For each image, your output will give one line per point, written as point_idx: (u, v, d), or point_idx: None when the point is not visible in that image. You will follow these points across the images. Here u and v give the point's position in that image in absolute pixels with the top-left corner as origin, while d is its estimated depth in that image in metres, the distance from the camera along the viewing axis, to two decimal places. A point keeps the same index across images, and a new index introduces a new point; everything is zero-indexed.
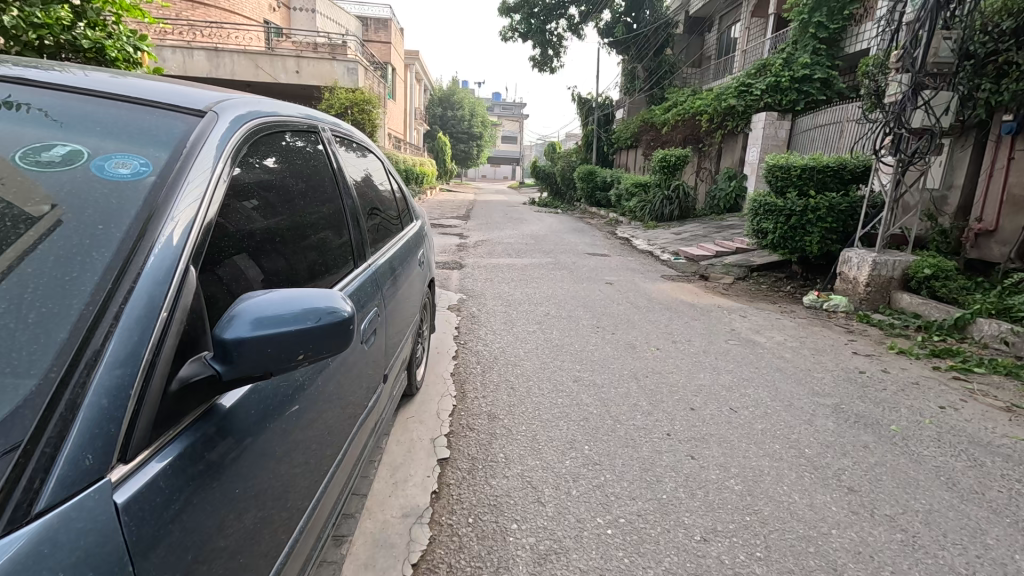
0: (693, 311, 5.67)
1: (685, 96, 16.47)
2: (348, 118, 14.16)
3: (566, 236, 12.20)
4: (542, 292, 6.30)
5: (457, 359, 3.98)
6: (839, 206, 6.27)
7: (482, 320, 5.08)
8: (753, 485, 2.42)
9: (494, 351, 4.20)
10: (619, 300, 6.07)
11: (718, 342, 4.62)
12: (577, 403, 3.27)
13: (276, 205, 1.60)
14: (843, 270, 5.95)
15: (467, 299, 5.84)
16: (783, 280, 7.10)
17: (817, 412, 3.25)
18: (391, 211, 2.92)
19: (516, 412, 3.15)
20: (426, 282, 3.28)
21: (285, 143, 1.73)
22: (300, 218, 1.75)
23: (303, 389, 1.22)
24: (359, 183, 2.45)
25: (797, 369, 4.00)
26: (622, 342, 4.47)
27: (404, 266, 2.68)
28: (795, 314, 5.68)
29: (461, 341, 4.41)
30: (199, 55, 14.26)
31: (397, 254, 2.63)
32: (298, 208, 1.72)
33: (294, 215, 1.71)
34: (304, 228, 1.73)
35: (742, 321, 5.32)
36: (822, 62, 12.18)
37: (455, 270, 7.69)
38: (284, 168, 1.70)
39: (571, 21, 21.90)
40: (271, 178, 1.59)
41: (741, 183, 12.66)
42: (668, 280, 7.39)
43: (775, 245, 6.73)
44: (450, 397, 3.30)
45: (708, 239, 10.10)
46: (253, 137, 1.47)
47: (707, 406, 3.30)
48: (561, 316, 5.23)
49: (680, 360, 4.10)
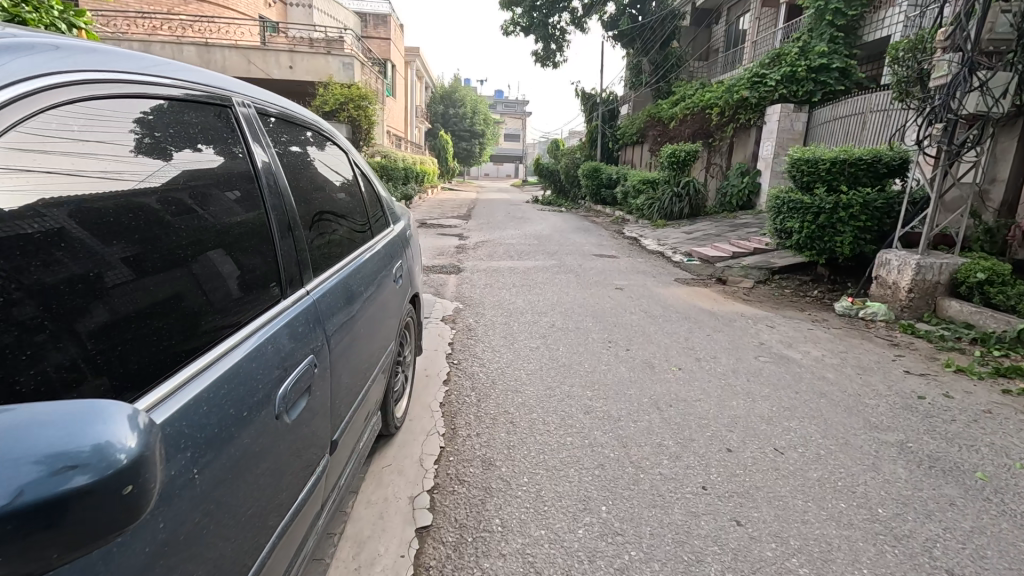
0: (714, 319, 5.10)
1: (692, 89, 15.87)
2: (344, 115, 13.63)
3: (571, 236, 11.63)
4: (546, 299, 5.76)
5: (448, 384, 3.44)
6: (874, 203, 5.67)
7: (479, 333, 4.54)
8: (823, 569, 1.88)
9: (491, 373, 3.65)
10: (631, 308, 5.50)
11: (748, 359, 4.05)
12: (591, 443, 2.73)
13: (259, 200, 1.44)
14: (880, 274, 5.36)
15: (463, 309, 5.29)
16: (810, 284, 6.51)
17: (881, 454, 2.69)
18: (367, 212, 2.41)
19: (516, 456, 2.61)
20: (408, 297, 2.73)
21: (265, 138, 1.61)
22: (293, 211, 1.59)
23: (117, 555, 0.76)
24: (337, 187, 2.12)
25: (845, 395, 3.42)
26: (638, 360, 3.92)
27: (380, 285, 2.13)
28: (828, 323, 5.11)
29: (454, 360, 3.88)
30: (190, 51, 13.80)
31: (370, 267, 2.07)
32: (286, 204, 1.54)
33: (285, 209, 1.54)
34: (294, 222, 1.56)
35: (770, 332, 4.76)
36: (839, 51, 11.55)
37: (452, 274, 7.14)
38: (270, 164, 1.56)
39: (574, 14, 21.31)
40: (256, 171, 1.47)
41: (754, 179, 12.05)
42: (682, 284, 6.83)
43: (800, 246, 6.16)
44: (436, 437, 2.76)
45: (722, 238, 9.53)
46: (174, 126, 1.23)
47: (748, 446, 2.73)
48: (567, 328, 4.68)
49: (707, 382, 3.54)
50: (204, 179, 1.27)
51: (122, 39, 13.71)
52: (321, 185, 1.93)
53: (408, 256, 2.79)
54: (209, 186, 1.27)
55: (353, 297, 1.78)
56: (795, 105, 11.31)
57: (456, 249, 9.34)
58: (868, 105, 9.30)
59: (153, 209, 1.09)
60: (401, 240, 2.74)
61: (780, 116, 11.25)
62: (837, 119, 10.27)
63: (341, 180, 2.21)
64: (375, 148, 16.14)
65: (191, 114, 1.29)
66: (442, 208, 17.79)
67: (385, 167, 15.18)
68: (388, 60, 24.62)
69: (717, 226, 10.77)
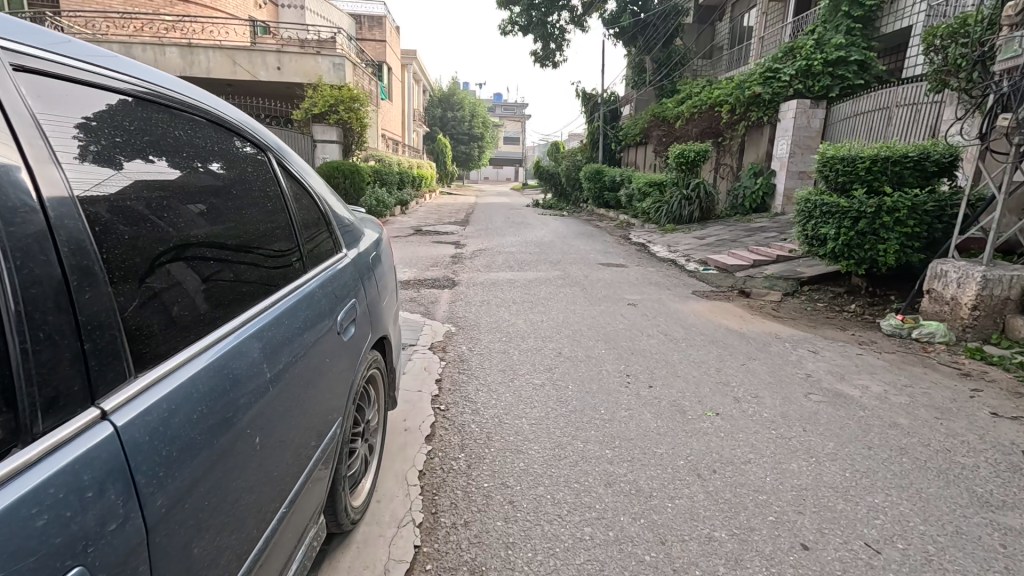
0: (747, 343, 4.39)
1: (698, 86, 15.23)
2: (334, 118, 12.94)
3: (575, 242, 10.93)
4: (551, 318, 5.09)
5: (430, 444, 2.73)
6: (924, 206, 4.97)
7: (474, 365, 3.86)
8: None
9: (485, 424, 2.95)
10: (648, 329, 4.80)
11: (798, 398, 3.34)
12: (617, 538, 2.03)
13: (227, 213, 1.33)
14: (934, 287, 4.67)
15: (455, 333, 4.61)
16: (845, 297, 5.82)
17: (1012, 552, 1.99)
18: (304, 230, 1.75)
19: (518, 562, 1.92)
20: (373, 338, 2.06)
21: (234, 148, 1.48)
22: (254, 225, 1.45)
23: None
24: (292, 207, 1.71)
25: (931, 449, 2.72)
26: (665, 403, 3.22)
27: (310, 341, 1.46)
28: (878, 345, 4.41)
29: (440, 406, 3.17)
30: (173, 53, 13.17)
31: (290, 319, 1.40)
32: (251, 217, 1.43)
33: (247, 224, 1.41)
34: (256, 239, 1.43)
35: (815, 359, 4.06)
36: (857, 43, 10.80)
37: (446, 290, 6.43)
38: (236, 176, 1.44)
39: (574, 12, 20.69)
40: (221, 186, 1.35)
41: (769, 180, 11.38)
42: (702, 298, 6.15)
43: (835, 255, 5.51)
44: (410, 528, 2.08)
45: (738, 244, 8.87)
46: (150, 130, 1.15)
47: (828, 539, 2.03)
48: (577, 358, 3.98)
49: (755, 435, 2.85)
50: (159, 192, 1.12)
51: (103, 41, 13.09)
52: (271, 199, 1.59)
53: (370, 286, 2.12)
54: (168, 199, 1.14)
55: (244, 379, 1.14)
56: (811, 101, 10.63)
57: (452, 259, 8.64)
58: (895, 98, 8.63)
59: (104, 219, 0.96)
60: (359, 266, 2.07)
61: (795, 114, 10.61)
62: (859, 115, 9.63)
63: (263, 191, 1.55)
64: (368, 152, 15.45)
65: (166, 120, 1.21)
66: (440, 214, 17.10)
67: (379, 172, 14.50)
68: (384, 62, 24.00)
69: (731, 230, 10.10)
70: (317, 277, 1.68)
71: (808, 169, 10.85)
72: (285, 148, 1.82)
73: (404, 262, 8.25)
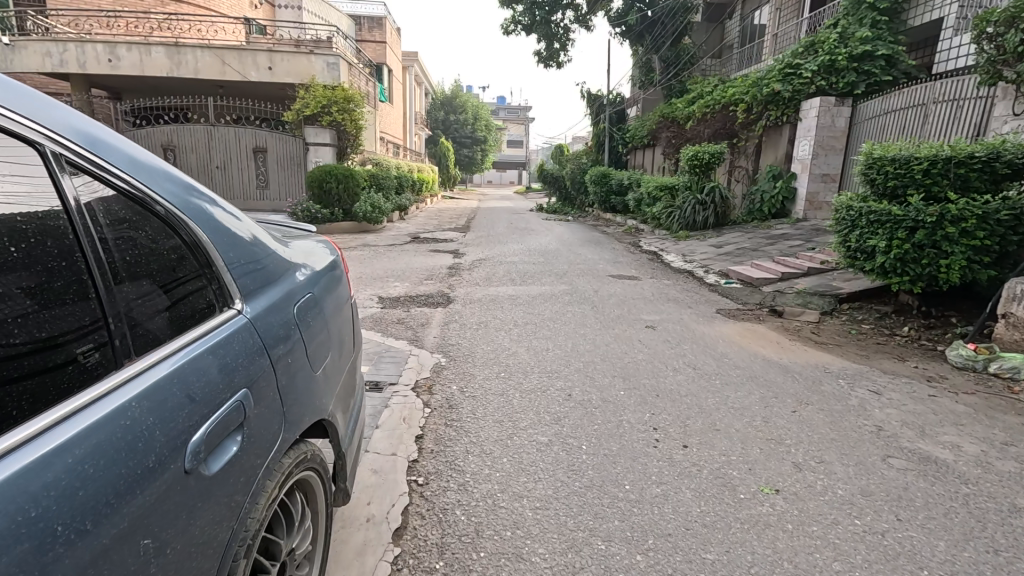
0: (793, 380, 3.67)
1: (709, 85, 14.53)
2: (327, 119, 12.24)
3: (582, 251, 10.20)
4: (558, 346, 4.38)
5: (398, 546, 2.04)
6: (996, 214, 4.25)
7: (465, 413, 3.17)
8: None
9: (474, 511, 2.24)
10: (672, 360, 4.08)
11: (876, 463, 2.62)
12: None
13: (134, 240, 1.09)
14: (1014, 312, 3.94)
15: (446, 367, 3.91)
16: (894, 318, 5.10)
17: None
18: (143, 287, 1.07)
19: None
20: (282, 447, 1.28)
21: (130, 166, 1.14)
22: (155, 257, 1.13)
23: None
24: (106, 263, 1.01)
25: None
26: (710, 476, 2.49)
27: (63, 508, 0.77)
28: (952, 382, 3.68)
29: (417, 479, 2.48)
30: (159, 52, 12.56)
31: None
32: (159, 245, 1.14)
33: (150, 255, 1.11)
34: (163, 273, 1.13)
35: (880, 403, 3.33)
36: (884, 36, 10.06)
37: (439, 309, 5.71)
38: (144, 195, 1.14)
39: (578, 11, 20.04)
40: (123, 207, 1.09)
41: (789, 183, 10.65)
42: (728, 317, 5.45)
43: (885, 270, 4.79)
44: None
45: (760, 253, 8.16)
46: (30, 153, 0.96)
47: None
48: (590, 404, 3.26)
49: (833, 528, 2.14)
50: (124, 208, 1.10)
51: (86, 40, 12.47)
52: (135, 237, 1.10)
53: (298, 350, 1.42)
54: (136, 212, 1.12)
55: None
56: (836, 99, 9.91)
57: (449, 270, 7.94)
58: (931, 94, 7.98)
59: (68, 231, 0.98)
60: (276, 319, 1.36)
61: (819, 112, 9.91)
62: (890, 113, 8.94)
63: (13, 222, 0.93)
64: (363, 155, 14.78)
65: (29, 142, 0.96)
66: (440, 219, 16.42)
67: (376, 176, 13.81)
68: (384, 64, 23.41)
69: (751, 238, 9.38)
70: (157, 369, 1.01)
71: (832, 171, 10.12)
72: (137, 156, 1.18)
73: (397, 274, 7.55)
